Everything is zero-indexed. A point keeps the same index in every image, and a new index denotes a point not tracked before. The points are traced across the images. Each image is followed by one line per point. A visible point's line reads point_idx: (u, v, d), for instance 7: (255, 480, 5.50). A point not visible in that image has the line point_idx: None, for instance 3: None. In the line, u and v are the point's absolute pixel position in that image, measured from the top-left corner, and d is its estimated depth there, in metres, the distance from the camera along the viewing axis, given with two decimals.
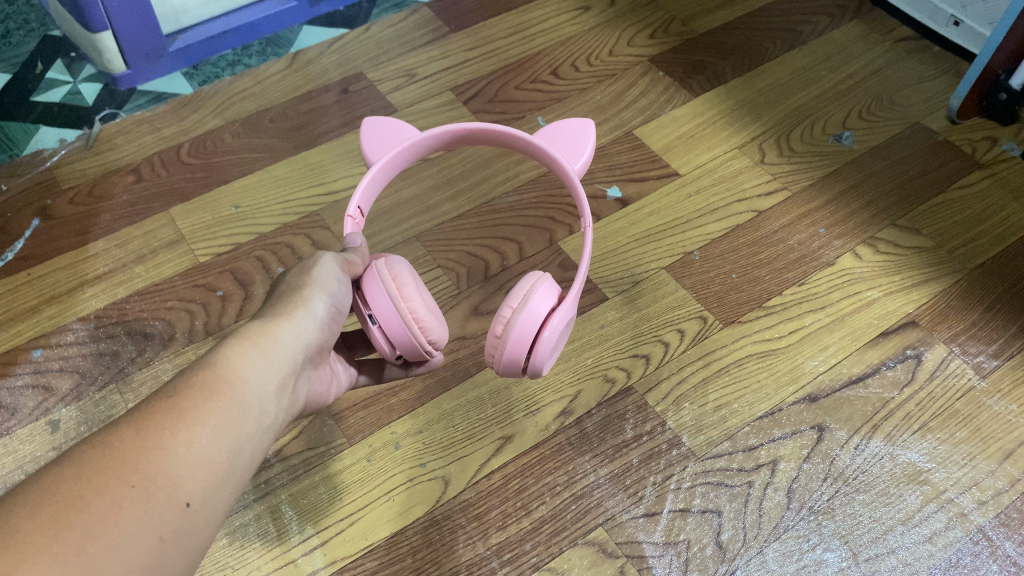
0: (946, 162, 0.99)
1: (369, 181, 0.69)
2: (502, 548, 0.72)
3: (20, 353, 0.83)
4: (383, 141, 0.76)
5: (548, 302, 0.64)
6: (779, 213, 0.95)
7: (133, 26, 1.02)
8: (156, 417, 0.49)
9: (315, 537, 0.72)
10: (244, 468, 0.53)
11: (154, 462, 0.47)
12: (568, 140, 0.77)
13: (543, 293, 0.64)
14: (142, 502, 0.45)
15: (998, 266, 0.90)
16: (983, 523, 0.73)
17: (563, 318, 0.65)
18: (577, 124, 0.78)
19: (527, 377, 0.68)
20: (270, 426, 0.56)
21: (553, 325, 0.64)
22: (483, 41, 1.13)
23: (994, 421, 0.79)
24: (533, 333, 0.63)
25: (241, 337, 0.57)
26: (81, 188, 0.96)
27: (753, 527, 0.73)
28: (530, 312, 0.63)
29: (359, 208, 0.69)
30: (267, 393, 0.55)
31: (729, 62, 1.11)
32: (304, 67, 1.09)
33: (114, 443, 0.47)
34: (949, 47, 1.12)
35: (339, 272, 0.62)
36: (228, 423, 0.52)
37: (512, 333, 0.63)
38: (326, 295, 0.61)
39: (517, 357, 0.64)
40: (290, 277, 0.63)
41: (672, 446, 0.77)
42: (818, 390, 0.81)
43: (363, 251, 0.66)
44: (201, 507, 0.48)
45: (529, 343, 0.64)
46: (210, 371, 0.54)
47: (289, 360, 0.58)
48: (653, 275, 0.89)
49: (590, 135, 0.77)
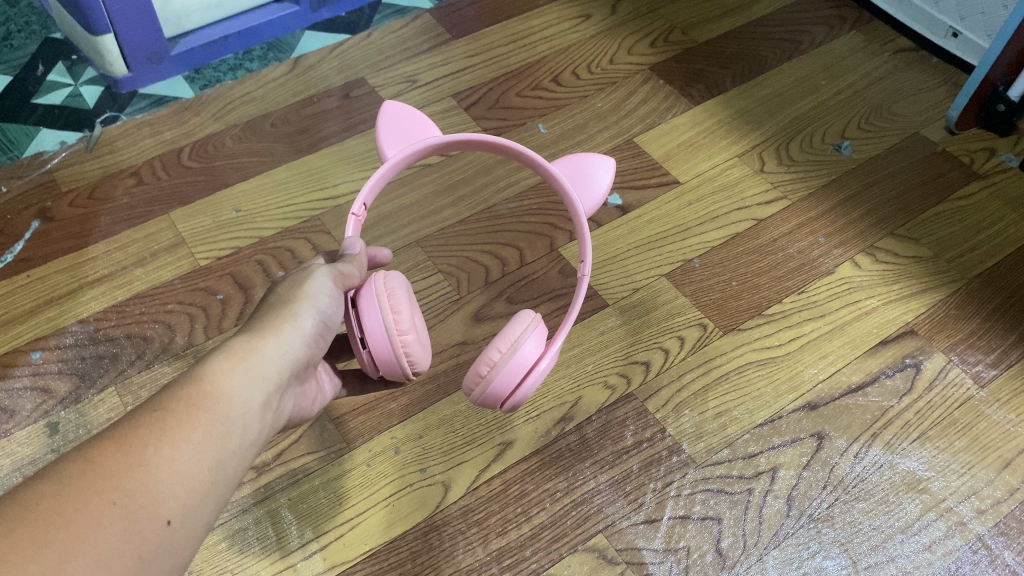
0: (944, 172, 1.00)
1: (378, 178, 0.70)
2: (502, 554, 0.72)
3: (18, 356, 0.82)
4: (399, 131, 0.75)
5: (536, 347, 0.65)
6: (779, 222, 0.95)
7: (134, 30, 1.02)
8: (138, 433, 0.49)
9: (315, 542, 0.72)
10: (226, 484, 0.52)
11: (135, 479, 0.47)
12: (584, 176, 0.76)
13: (532, 342, 0.64)
14: (122, 520, 0.45)
15: (996, 276, 0.90)
16: (982, 532, 0.74)
17: (548, 364, 0.65)
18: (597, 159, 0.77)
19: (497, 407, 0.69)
20: (255, 442, 0.56)
21: (539, 372, 0.64)
22: (484, 48, 1.13)
23: (993, 430, 0.79)
24: (519, 378, 0.64)
25: (228, 350, 0.57)
26: (82, 191, 0.95)
27: (753, 534, 0.73)
28: (518, 361, 0.63)
29: (364, 205, 0.70)
30: (253, 408, 0.55)
31: (729, 71, 1.12)
32: (305, 72, 1.10)
33: (96, 458, 0.47)
34: (946, 58, 1.13)
35: (331, 287, 0.63)
36: (212, 439, 0.52)
37: (497, 377, 0.63)
38: (315, 310, 0.62)
39: (496, 399, 0.65)
40: (279, 290, 0.63)
41: (671, 453, 0.78)
42: (818, 398, 0.81)
43: (360, 258, 0.67)
44: (181, 525, 0.48)
45: (511, 388, 0.64)
46: (196, 385, 0.53)
47: (276, 375, 0.58)
48: (652, 282, 0.90)
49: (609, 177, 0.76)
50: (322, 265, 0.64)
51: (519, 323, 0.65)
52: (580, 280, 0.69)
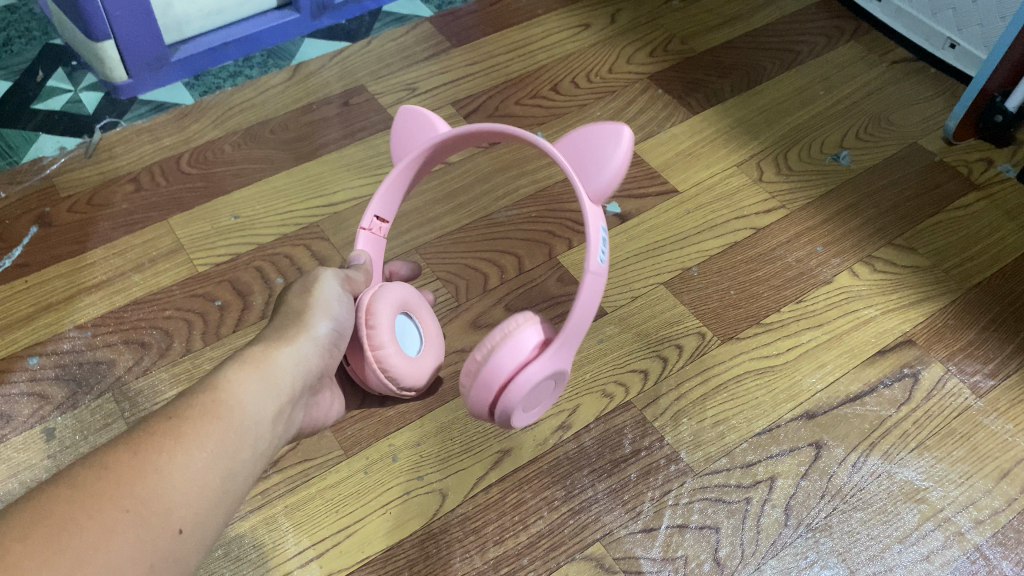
0: (942, 182, 1.00)
1: (387, 192, 0.70)
2: (499, 563, 0.72)
3: (16, 361, 0.82)
4: (406, 137, 0.72)
5: (522, 347, 0.61)
6: (777, 231, 0.95)
7: (135, 36, 1.03)
8: (152, 440, 0.49)
9: (311, 549, 0.72)
10: (237, 493, 0.52)
11: (149, 487, 0.47)
12: (591, 157, 0.67)
13: (512, 340, 0.61)
14: (135, 528, 0.45)
15: (994, 286, 0.90)
16: (979, 542, 0.73)
17: (543, 369, 0.61)
18: (609, 132, 0.67)
19: (516, 423, 0.65)
20: (266, 451, 0.56)
21: (529, 376, 0.61)
22: (484, 56, 1.14)
23: (991, 440, 0.79)
24: (501, 380, 0.61)
25: (241, 360, 0.57)
26: (80, 196, 0.95)
27: (750, 543, 0.73)
28: (495, 362, 0.61)
29: (377, 217, 0.70)
30: (266, 418, 0.56)
31: (727, 81, 1.12)
32: (305, 80, 1.10)
33: (110, 465, 0.47)
34: (944, 69, 1.13)
35: (339, 291, 0.63)
36: (225, 448, 0.52)
37: (480, 374, 0.61)
38: (329, 318, 0.62)
39: (484, 403, 0.62)
40: (291, 299, 0.63)
41: (669, 462, 0.77)
42: (816, 407, 0.81)
43: (366, 268, 0.68)
44: (192, 533, 0.48)
45: (495, 390, 0.61)
46: (210, 393, 0.54)
47: (288, 386, 0.58)
48: (651, 290, 0.90)
49: (618, 155, 0.66)
50: (331, 273, 0.64)
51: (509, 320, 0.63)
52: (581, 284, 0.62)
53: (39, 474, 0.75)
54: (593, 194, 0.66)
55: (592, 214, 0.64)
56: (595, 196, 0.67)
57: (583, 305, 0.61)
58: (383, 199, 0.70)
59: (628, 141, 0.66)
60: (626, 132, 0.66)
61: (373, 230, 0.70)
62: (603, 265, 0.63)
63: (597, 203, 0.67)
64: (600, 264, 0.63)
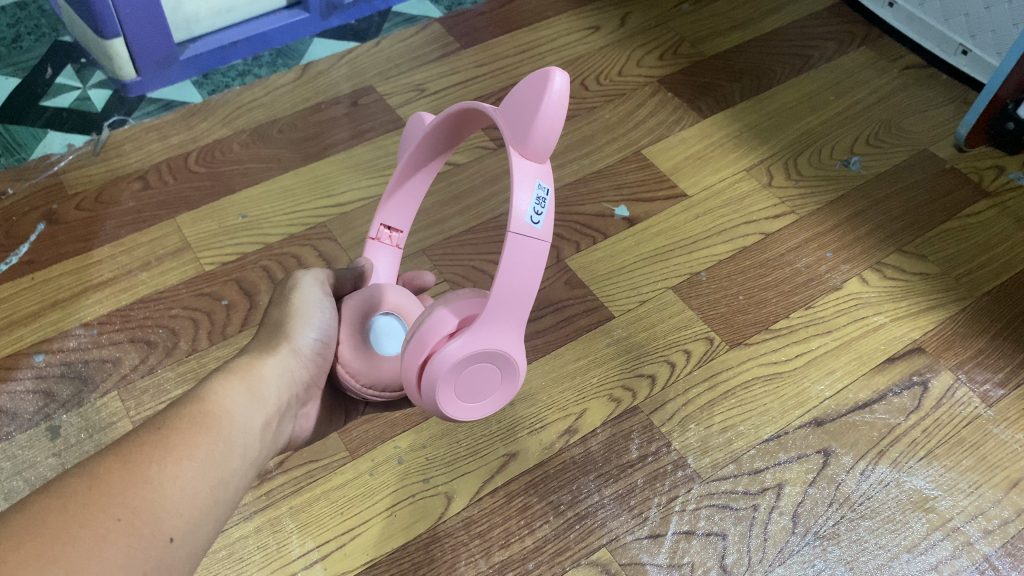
0: (953, 189, 1.00)
1: (392, 203, 0.74)
2: (505, 566, 0.71)
3: (22, 358, 0.82)
4: (407, 139, 0.71)
5: (447, 319, 0.53)
6: (786, 236, 0.95)
7: (145, 35, 1.02)
8: (143, 450, 0.49)
9: (315, 551, 0.72)
10: (227, 503, 0.52)
11: (140, 496, 0.46)
12: (523, 111, 0.52)
13: (441, 311, 0.53)
14: (127, 537, 0.44)
15: (1004, 294, 0.90)
16: (989, 552, 0.73)
17: (465, 344, 0.51)
18: (538, 76, 0.52)
19: (455, 413, 0.55)
20: (255, 462, 0.56)
21: (450, 347, 0.51)
22: (493, 57, 1.14)
23: (1001, 450, 0.79)
24: (425, 352, 0.53)
25: (227, 375, 0.59)
26: (88, 194, 0.95)
27: (757, 551, 0.72)
28: (421, 332, 0.53)
29: (386, 226, 0.75)
30: (252, 429, 0.57)
31: (737, 85, 1.12)
32: (314, 80, 1.10)
33: (101, 475, 0.46)
34: (955, 76, 1.13)
35: (320, 298, 0.68)
36: (214, 457, 0.52)
37: (411, 339, 0.54)
38: (314, 328, 0.67)
39: (409, 381, 0.54)
40: (274, 312, 0.68)
41: (677, 467, 0.77)
42: (824, 414, 0.81)
43: (365, 271, 0.74)
44: (183, 543, 0.47)
45: (417, 365, 0.53)
46: (199, 405, 0.55)
47: (272, 397, 0.61)
48: (659, 295, 0.89)
49: (548, 102, 0.51)
50: (308, 280, 0.69)
51: (451, 292, 0.55)
52: (506, 249, 0.49)
53: (44, 471, 0.75)
54: (526, 154, 0.51)
55: (518, 172, 0.50)
56: (532, 156, 0.51)
57: (514, 268, 0.50)
58: (386, 208, 0.74)
59: (561, 83, 0.51)
60: (557, 72, 0.51)
61: (381, 238, 0.76)
62: (537, 228, 0.50)
63: (537, 163, 0.52)
64: (529, 224, 0.50)
